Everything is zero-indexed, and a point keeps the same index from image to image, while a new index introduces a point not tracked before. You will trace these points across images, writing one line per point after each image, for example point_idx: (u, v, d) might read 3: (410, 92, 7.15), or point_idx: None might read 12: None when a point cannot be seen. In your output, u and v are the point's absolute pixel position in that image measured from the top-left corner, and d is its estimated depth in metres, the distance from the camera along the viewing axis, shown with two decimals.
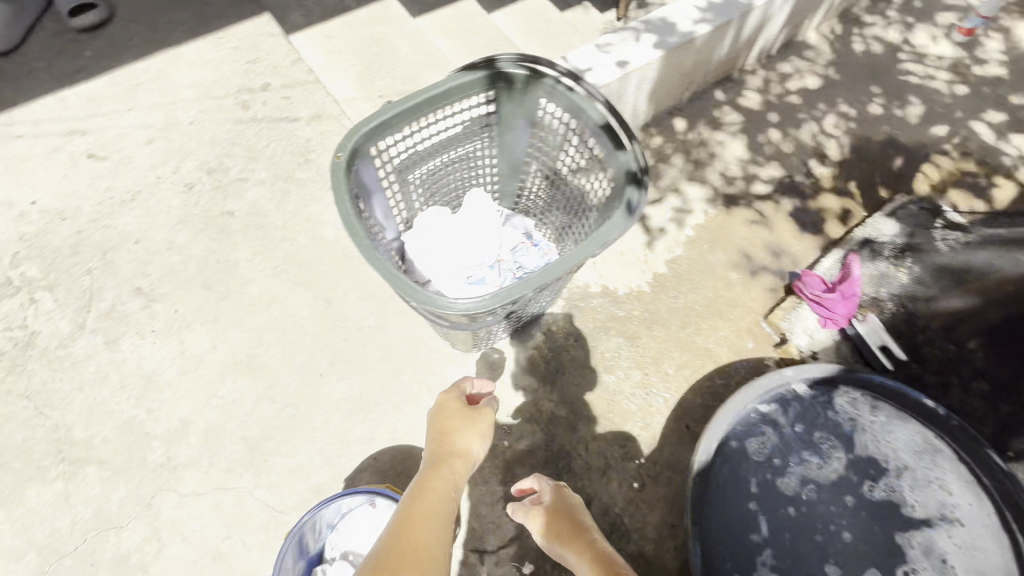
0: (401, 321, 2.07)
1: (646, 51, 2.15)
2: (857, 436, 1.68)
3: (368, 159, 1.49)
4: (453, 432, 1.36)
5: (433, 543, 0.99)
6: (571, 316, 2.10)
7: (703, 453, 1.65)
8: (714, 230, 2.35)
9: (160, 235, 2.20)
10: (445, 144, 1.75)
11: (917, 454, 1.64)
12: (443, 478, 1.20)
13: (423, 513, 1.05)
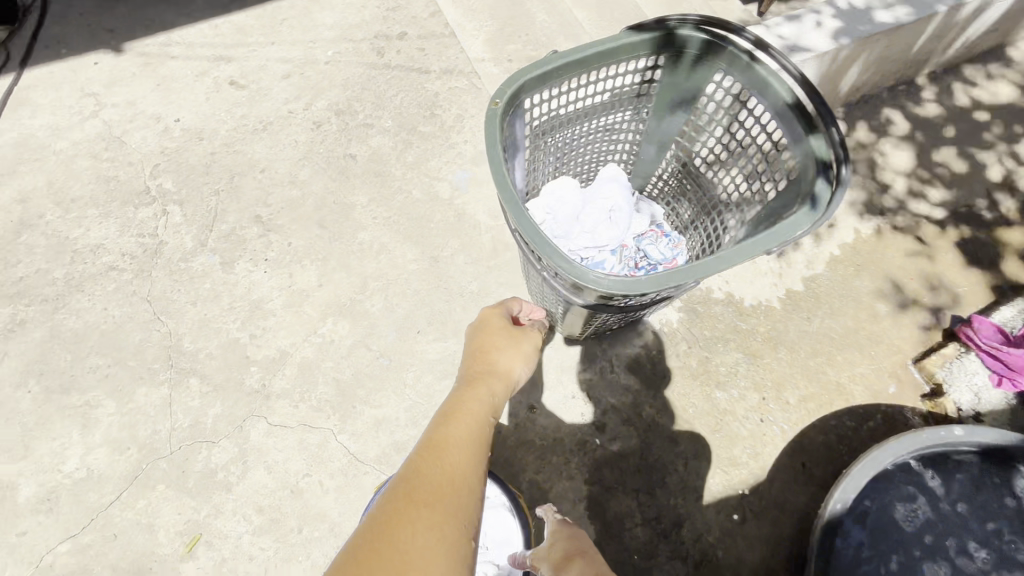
0: (504, 293, 1.98)
1: (825, 38, 1.88)
2: None
3: (517, 112, 1.35)
4: (494, 351, 1.20)
5: (464, 470, 0.87)
6: (686, 319, 1.92)
7: (839, 502, 1.41)
8: (868, 251, 2.04)
9: (285, 168, 2.23)
10: (593, 110, 1.58)
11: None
12: (477, 396, 1.06)
13: (453, 435, 0.93)
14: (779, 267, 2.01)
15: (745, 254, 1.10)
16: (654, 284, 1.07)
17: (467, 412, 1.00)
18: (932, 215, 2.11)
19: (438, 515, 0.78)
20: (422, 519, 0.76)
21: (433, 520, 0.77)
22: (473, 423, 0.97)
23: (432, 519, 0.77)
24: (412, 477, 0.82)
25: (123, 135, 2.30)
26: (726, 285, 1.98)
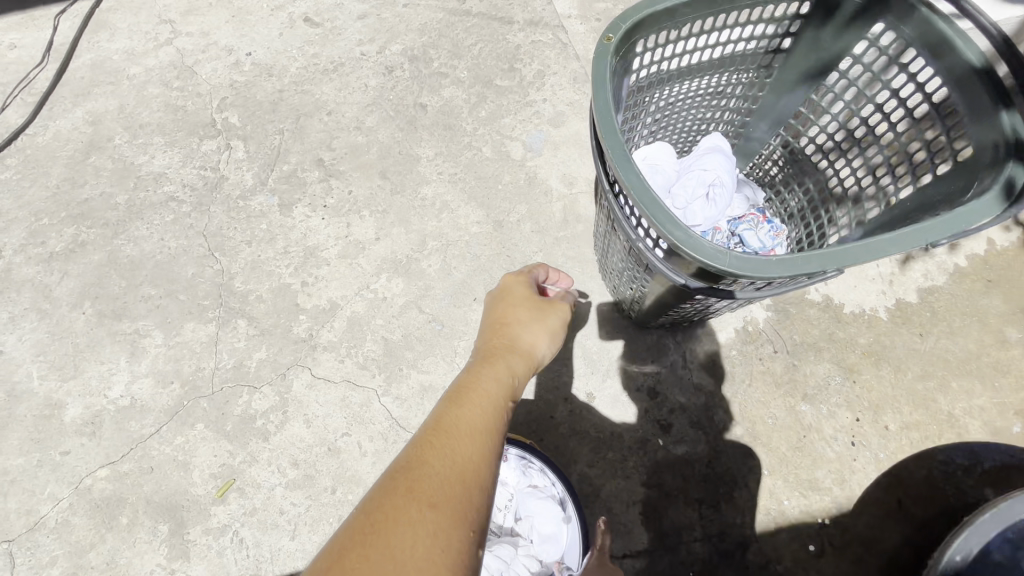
0: (572, 268, 1.81)
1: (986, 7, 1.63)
2: None
3: (626, 58, 1.17)
4: (515, 325, 1.05)
5: (474, 463, 0.75)
6: (774, 320, 1.70)
7: (956, 551, 1.22)
8: (1001, 267, 1.75)
9: (352, 113, 2.11)
10: (706, 67, 1.37)
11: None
12: (493, 374, 0.91)
13: (463, 420, 0.80)
14: (890, 273, 1.75)
15: (901, 242, 0.88)
16: (787, 268, 0.88)
17: (479, 393, 0.86)
18: None
19: (443, 516, 0.66)
20: (422, 521, 0.65)
21: (435, 524, 0.65)
22: (487, 408, 0.83)
23: (433, 522, 0.65)
24: (414, 468, 0.70)
25: (195, 65, 2.24)
26: (825, 287, 1.74)
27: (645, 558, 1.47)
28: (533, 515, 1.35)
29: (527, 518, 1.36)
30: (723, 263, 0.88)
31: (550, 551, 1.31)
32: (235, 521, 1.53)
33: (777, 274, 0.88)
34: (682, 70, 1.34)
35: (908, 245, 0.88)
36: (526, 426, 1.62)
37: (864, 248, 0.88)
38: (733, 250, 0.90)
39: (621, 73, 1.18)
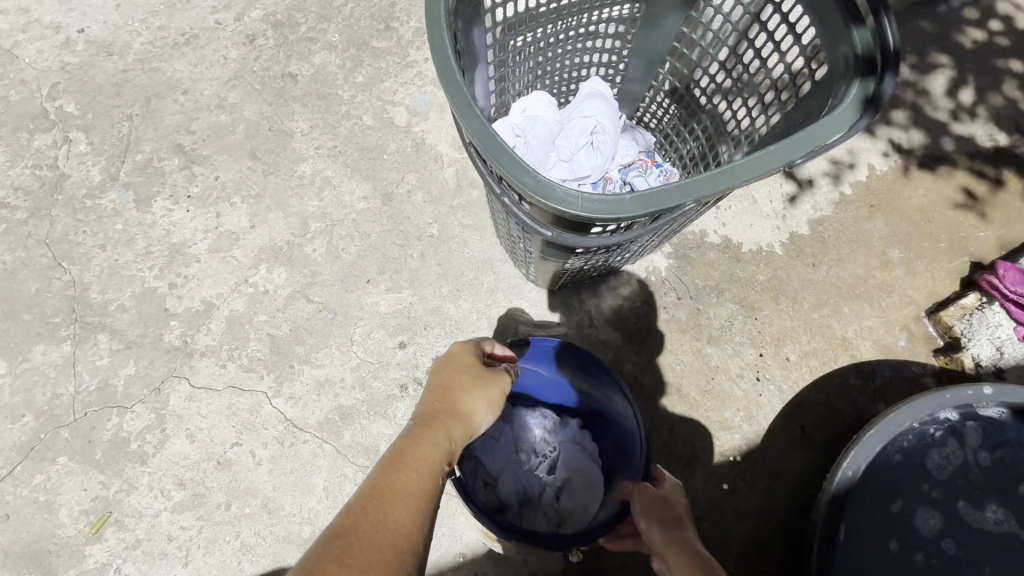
0: (469, 236, 1.71)
1: None
2: None
3: None
4: (459, 385, 0.95)
5: (408, 535, 0.66)
6: (677, 267, 1.69)
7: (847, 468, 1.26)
8: (882, 192, 1.80)
9: (211, 90, 1.88)
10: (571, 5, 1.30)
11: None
12: (433, 436, 0.82)
13: (400, 485, 0.71)
14: (783, 208, 1.77)
15: (758, 167, 0.84)
16: (643, 204, 0.81)
17: (417, 456, 0.77)
18: (958, 151, 1.85)
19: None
20: None
21: None
22: (427, 474, 0.75)
23: None
24: (343, 539, 0.61)
25: (14, 48, 1.91)
26: (723, 229, 1.74)
27: None
28: (573, 470, 1.37)
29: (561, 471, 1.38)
30: (576, 206, 0.81)
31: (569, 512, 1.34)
32: (116, 557, 1.37)
33: (633, 212, 0.81)
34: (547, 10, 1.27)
35: (764, 169, 0.84)
36: None
37: (721, 177, 0.83)
38: (587, 193, 0.82)
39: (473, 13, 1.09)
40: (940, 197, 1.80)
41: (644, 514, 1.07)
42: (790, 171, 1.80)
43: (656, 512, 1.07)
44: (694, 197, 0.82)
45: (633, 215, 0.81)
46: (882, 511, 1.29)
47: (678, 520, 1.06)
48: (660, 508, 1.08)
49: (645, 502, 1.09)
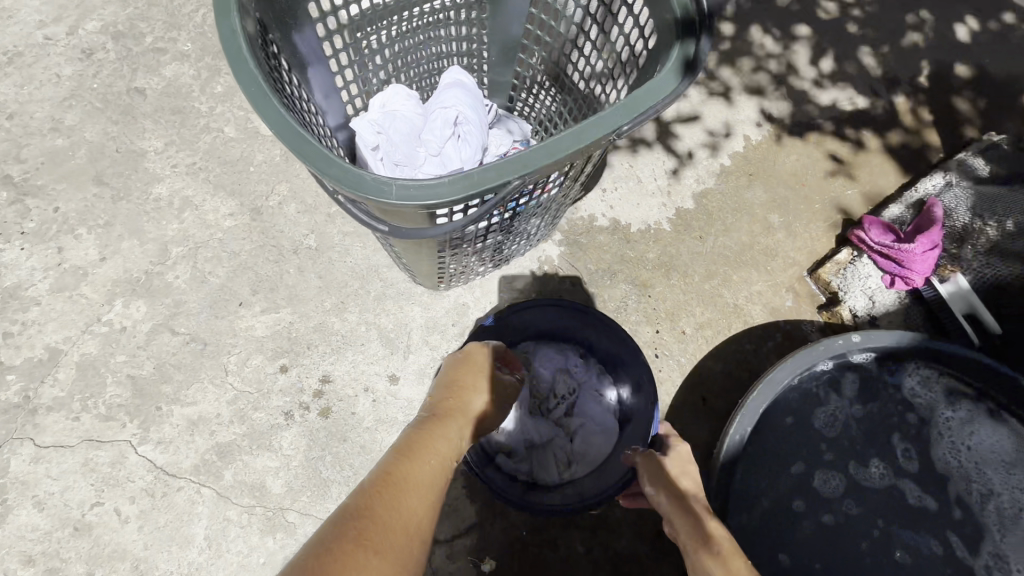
0: (350, 245, 1.61)
1: None
2: (928, 429, 1.36)
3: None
4: (471, 388, 1.02)
5: (416, 520, 0.80)
6: (568, 254, 1.67)
7: (734, 438, 1.27)
8: (758, 161, 1.86)
9: (44, 113, 1.68)
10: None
11: (1013, 462, 1.31)
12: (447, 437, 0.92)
13: (414, 476, 0.83)
14: (667, 185, 1.79)
15: (581, 138, 0.81)
16: (462, 187, 0.76)
17: (430, 450, 0.88)
18: (822, 117, 1.94)
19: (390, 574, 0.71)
20: (368, 567, 0.69)
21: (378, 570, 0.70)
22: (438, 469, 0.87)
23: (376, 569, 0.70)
24: (363, 517, 0.74)
25: None
26: (611, 211, 1.74)
27: (474, 534, 1.37)
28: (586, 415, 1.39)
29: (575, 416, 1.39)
30: (390, 194, 0.75)
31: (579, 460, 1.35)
32: None
33: (452, 195, 0.75)
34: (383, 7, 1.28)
35: (587, 140, 0.81)
36: (325, 430, 1.43)
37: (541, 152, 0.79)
38: (401, 178, 0.77)
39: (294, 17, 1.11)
40: (810, 161, 1.88)
41: (655, 483, 1.07)
42: (669, 149, 1.83)
43: (670, 482, 1.06)
44: (516, 176, 0.78)
45: (454, 198, 0.76)
46: (776, 472, 1.31)
47: (690, 489, 1.07)
48: (673, 478, 1.07)
49: (654, 472, 1.08)
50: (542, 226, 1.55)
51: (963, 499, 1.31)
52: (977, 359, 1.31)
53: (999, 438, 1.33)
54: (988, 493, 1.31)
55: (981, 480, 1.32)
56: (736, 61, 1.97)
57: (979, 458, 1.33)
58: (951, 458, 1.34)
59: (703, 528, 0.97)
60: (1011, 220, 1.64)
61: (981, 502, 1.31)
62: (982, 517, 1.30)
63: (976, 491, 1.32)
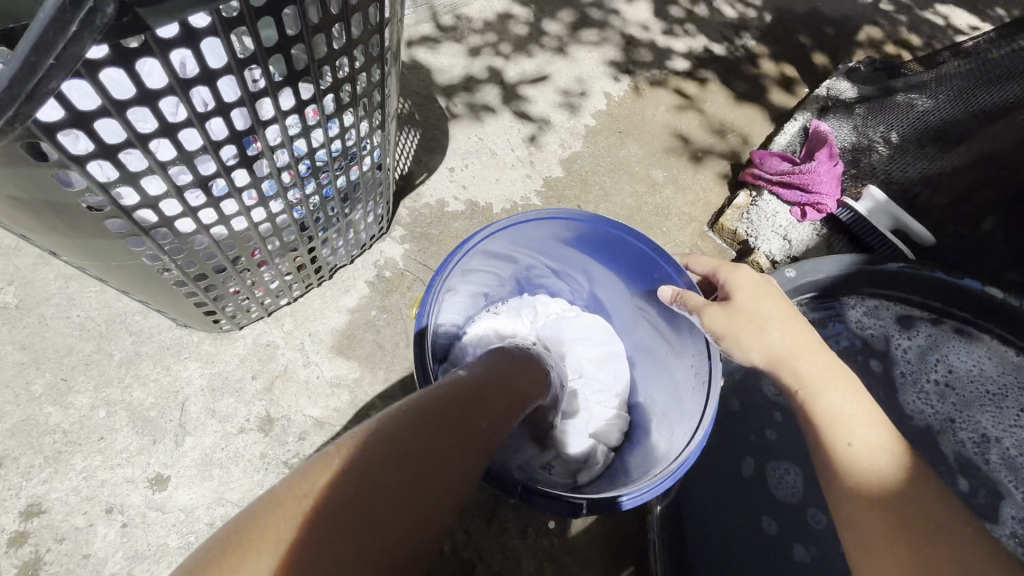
0: (75, 293, 1.05)
1: None
2: (896, 371, 1.06)
3: None
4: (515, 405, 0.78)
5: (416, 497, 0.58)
6: (415, 252, 1.25)
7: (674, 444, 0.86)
8: (624, 116, 1.60)
9: None
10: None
11: (1005, 391, 1.05)
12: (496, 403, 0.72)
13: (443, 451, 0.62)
14: (528, 154, 1.46)
15: None
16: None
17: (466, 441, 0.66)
18: (682, 66, 1.75)
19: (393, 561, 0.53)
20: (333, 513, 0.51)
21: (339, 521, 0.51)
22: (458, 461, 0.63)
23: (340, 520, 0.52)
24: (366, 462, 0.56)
25: None
26: (464, 192, 1.36)
27: None
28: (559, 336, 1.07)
29: (566, 343, 1.06)
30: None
31: (617, 365, 1.06)
32: None
33: None
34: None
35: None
36: None
37: None
38: None
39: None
40: (682, 110, 1.65)
41: (738, 343, 0.78)
42: (521, 115, 1.51)
43: (767, 337, 0.75)
44: None
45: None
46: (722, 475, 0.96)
47: (800, 336, 0.75)
48: (768, 327, 0.76)
49: (737, 331, 0.78)
50: (365, 217, 1.10)
51: (954, 447, 1.01)
52: (925, 273, 1.04)
53: (978, 362, 1.07)
54: (983, 438, 1.02)
55: (972, 425, 1.03)
56: (578, 21, 1.74)
57: (956, 392, 1.06)
58: (926, 402, 1.04)
59: (827, 401, 0.69)
60: (895, 131, 1.49)
61: (978, 450, 1.01)
62: (986, 469, 0.99)
63: (967, 435, 1.02)
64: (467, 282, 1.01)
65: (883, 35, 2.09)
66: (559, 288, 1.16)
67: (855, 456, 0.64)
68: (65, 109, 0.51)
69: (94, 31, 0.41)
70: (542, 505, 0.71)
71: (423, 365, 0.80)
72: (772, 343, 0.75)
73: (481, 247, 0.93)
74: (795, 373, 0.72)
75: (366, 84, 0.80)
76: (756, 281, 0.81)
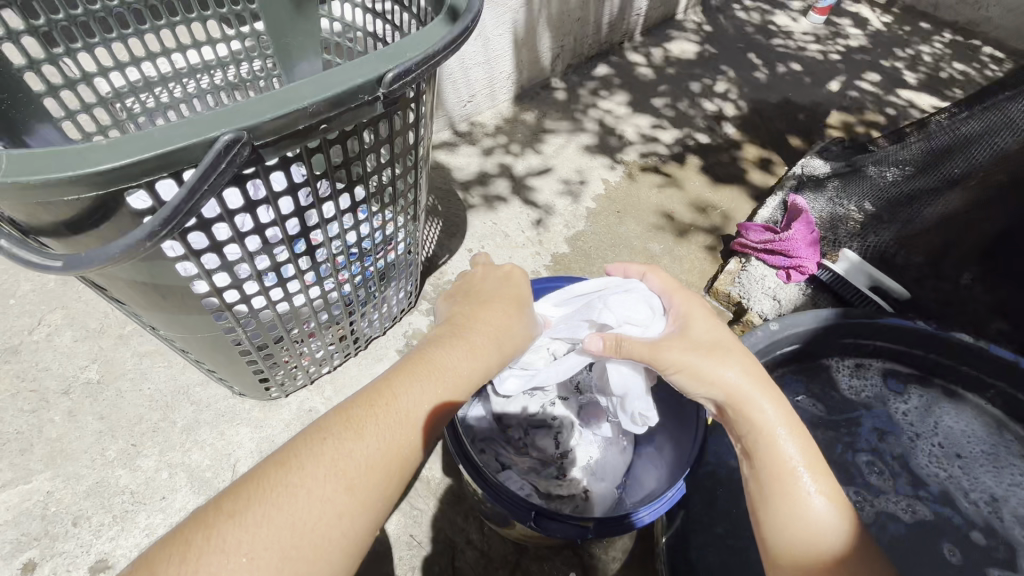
0: (148, 369, 1.21)
1: (502, 11, 1.77)
2: (898, 443, 1.14)
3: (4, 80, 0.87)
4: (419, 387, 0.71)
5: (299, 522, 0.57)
6: None
7: (667, 479, 0.95)
8: (621, 199, 1.80)
9: None
10: (183, 71, 1.11)
11: (998, 449, 1.11)
12: (423, 397, 0.70)
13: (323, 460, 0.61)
14: (537, 236, 1.65)
15: (318, 89, 0.61)
16: (119, 151, 0.51)
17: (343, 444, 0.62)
18: (671, 154, 1.99)
19: None
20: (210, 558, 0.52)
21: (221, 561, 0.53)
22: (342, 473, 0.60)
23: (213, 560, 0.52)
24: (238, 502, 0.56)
25: None
26: None
27: None
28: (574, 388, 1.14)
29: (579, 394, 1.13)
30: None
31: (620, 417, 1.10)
32: None
33: (108, 163, 0.51)
34: (149, 80, 1.08)
35: (327, 91, 0.61)
36: None
37: (257, 108, 0.57)
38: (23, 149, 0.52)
39: (8, 94, 0.88)
40: (671, 191, 1.86)
41: (705, 382, 0.78)
42: (531, 202, 1.73)
43: (722, 370, 0.77)
44: (220, 129, 0.54)
45: (105, 166, 0.51)
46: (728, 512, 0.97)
47: (752, 371, 0.78)
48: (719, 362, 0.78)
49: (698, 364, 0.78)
50: (397, 293, 1.26)
51: (970, 510, 1.05)
52: (916, 327, 1.11)
53: (965, 424, 1.14)
54: (993, 497, 1.07)
55: (979, 486, 1.08)
56: (577, 122, 2.02)
57: (960, 453, 1.12)
58: (932, 466, 1.11)
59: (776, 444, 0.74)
60: (868, 201, 1.63)
61: (990, 510, 1.06)
62: (1003, 529, 1.04)
63: (978, 496, 1.07)
64: None
65: (850, 118, 2.34)
66: None
67: (792, 495, 0.71)
68: (195, 217, 0.69)
69: (236, 165, 0.57)
70: (555, 529, 0.81)
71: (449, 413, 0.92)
72: (733, 381, 0.76)
73: None
74: (752, 412, 0.76)
75: (402, 190, 1.00)
76: (708, 314, 0.87)
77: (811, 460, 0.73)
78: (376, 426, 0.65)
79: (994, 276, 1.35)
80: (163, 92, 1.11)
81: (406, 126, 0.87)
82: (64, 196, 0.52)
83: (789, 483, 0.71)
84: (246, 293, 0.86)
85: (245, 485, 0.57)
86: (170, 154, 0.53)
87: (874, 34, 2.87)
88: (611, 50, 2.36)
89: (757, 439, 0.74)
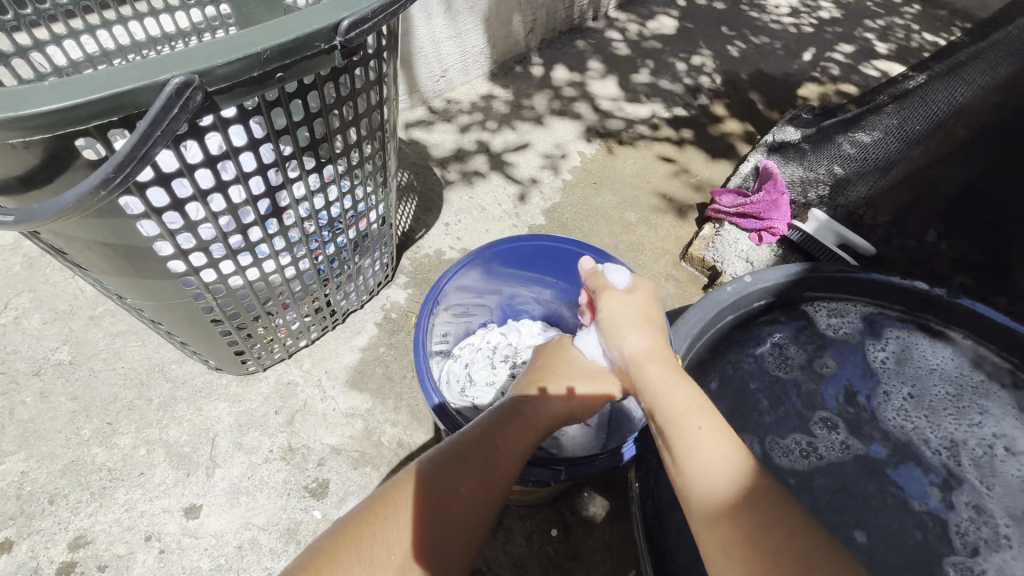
0: (121, 349, 1.20)
1: None
2: (876, 396, 1.11)
3: None
4: (514, 429, 0.81)
5: (434, 538, 0.71)
6: (417, 295, 1.40)
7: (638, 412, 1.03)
8: (597, 170, 1.81)
9: None
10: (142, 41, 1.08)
11: (963, 393, 1.11)
12: (522, 440, 0.80)
13: (441, 485, 0.74)
14: (514, 208, 1.65)
15: (270, 34, 0.60)
16: (66, 94, 0.51)
17: (462, 477, 0.74)
18: (646, 126, 2.00)
19: None
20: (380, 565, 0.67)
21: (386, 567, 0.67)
22: (465, 501, 0.73)
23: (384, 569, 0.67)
24: (376, 517, 0.71)
25: None
26: (458, 242, 1.54)
27: None
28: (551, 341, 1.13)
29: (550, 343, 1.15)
30: None
31: None
32: None
33: (49, 102, 0.50)
34: (107, 51, 1.05)
35: (280, 38, 0.61)
36: None
37: (208, 53, 0.57)
38: None
39: None
40: (648, 163, 1.87)
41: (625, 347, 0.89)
42: (506, 175, 1.74)
43: (633, 336, 0.89)
44: (171, 74, 0.54)
45: (51, 108, 0.50)
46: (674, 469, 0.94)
47: (662, 341, 0.89)
48: (631, 327, 0.90)
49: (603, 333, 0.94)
50: (373, 264, 1.26)
51: (934, 459, 1.04)
52: (882, 280, 1.14)
53: (941, 361, 1.14)
54: (953, 442, 1.07)
55: (941, 433, 1.08)
56: (552, 97, 2.01)
57: (929, 400, 1.11)
58: (904, 418, 1.09)
59: (668, 396, 0.79)
60: (838, 165, 1.66)
61: (949, 455, 1.05)
62: (959, 473, 1.03)
63: (938, 443, 1.06)
64: (453, 308, 1.14)
65: (822, 88, 2.37)
66: (526, 301, 1.29)
67: (682, 442, 0.73)
68: (153, 171, 0.68)
69: (189, 111, 0.56)
70: (533, 474, 0.83)
71: (423, 368, 0.91)
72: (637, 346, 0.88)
73: (454, 284, 1.06)
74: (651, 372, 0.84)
75: (370, 155, 0.99)
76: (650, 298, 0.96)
77: (696, 403, 0.78)
78: (479, 460, 0.76)
79: (956, 231, 1.39)
80: (122, 63, 1.08)
81: (371, 82, 0.86)
82: (14, 139, 0.52)
83: (678, 433, 0.74)
84: (214, 257, 0.85)
85: (393, 505, 0.72)
86: (119, 97, 0.53)
87: (845, 6, 2.91)
88: (585, 24, 2.35)
89: (654, 394, 0.81)
